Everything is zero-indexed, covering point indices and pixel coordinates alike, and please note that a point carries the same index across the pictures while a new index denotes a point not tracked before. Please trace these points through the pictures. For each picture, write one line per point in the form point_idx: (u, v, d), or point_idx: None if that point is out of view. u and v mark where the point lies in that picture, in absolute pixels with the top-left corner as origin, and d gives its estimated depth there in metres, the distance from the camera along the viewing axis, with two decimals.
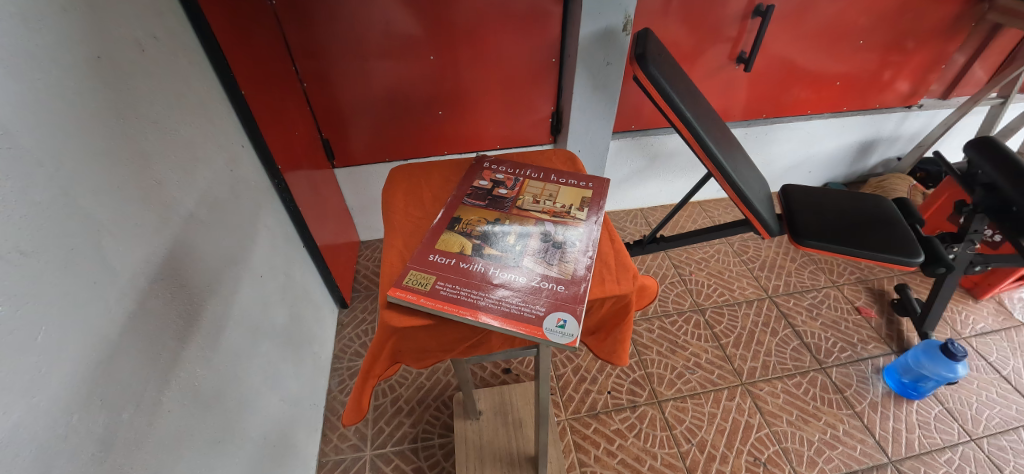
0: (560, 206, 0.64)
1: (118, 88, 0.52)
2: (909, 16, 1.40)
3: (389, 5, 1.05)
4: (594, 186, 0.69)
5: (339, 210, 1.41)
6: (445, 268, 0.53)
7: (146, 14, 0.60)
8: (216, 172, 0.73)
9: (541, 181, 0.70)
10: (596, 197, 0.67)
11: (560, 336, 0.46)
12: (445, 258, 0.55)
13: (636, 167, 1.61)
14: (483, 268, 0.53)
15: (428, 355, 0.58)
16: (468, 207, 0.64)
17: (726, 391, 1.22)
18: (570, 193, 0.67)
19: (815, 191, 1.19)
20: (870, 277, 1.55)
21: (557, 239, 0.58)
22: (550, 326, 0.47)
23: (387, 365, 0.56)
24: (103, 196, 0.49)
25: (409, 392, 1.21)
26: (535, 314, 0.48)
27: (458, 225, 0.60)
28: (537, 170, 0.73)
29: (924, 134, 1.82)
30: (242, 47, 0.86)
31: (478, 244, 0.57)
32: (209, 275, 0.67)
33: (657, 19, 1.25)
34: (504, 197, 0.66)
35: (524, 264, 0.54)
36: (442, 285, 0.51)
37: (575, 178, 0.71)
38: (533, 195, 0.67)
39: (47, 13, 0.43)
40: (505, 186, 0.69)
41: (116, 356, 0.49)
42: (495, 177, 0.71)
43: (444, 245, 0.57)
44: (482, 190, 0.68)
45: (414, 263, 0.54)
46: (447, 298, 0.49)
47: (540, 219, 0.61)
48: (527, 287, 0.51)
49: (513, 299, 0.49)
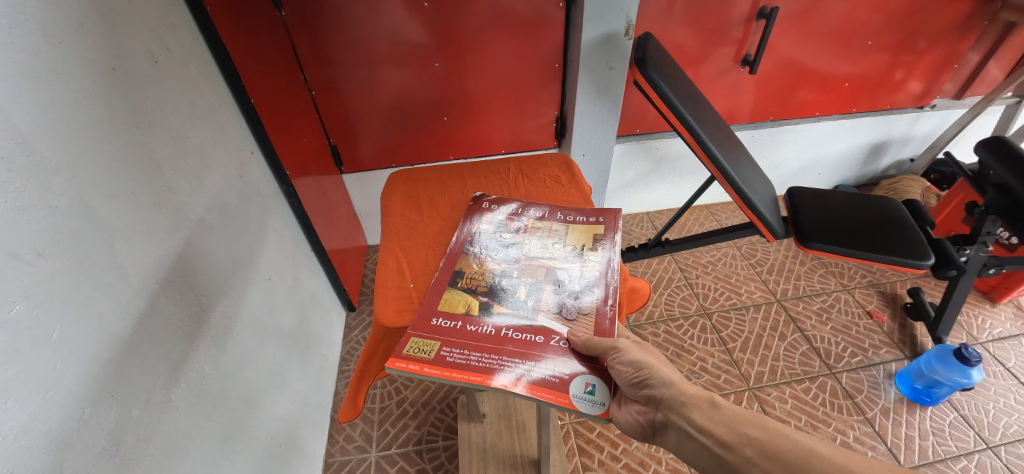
0: (571, 249, 0.62)
1: (132, 99, 0.55)
2: (919, 15, 1.38)
3: (395, 13, 1.08)
4: (605, 220, 0.67)
5: (348, 215, 1.44)
6: (450, 332, 0.49)
7: (160, 27, 0.62)
8: (226, 178, 0.75)
9: (546, 221, 0.67)
10: (608, 235, 0.64)
11: (591, 404, 0.43)
12: (449, 321, 0.51)
13: (640, 171, 1.60)
14: (493, 331, 0.50)
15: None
16: (470, 257, 0.61)
17: (733, 396, 1.20)
18: (580, 232, 0.65)
19: (821, 193, 1.17)
20: (882, 280, 1.52)
21: (571, 290, 0.55)
22: (579, 392, 0.43)
23: (381, 365, 0.59)
24: (116, 201, 0.51)
25: (414, 394, 1.22)
26: (561, 379, 0.44)
27: (461, 280, 0.57)
28: (540, 207, 0.71)
29: (937, 134, 1.79)
30: (253, 58, 0.89)
31: (485, 303, 0.54)
32: (218, 278, 0.69)
33: (661, 23, 1.25)
34: (509, 243, 0.63)
35: (537, 322, 0.51)
36: (448, 351, 0.47)
37: (581, 214, 0.69)
38: (540, 238, 0.64)
39: (65, 26, 0.46)
40: (508, 229, 0.66)
41: (127, 354, 0.51)
42: (496, 219, 0.68)
43: (448, 307, 0.53)
44: (485, 236, 0.65)
45: (415, 329, 0.50)
46: (456, 366, 0.45)
47: (551, 267, 0.59)
48: (545, 349, 0.48)
49: (531, 364, 0.46)
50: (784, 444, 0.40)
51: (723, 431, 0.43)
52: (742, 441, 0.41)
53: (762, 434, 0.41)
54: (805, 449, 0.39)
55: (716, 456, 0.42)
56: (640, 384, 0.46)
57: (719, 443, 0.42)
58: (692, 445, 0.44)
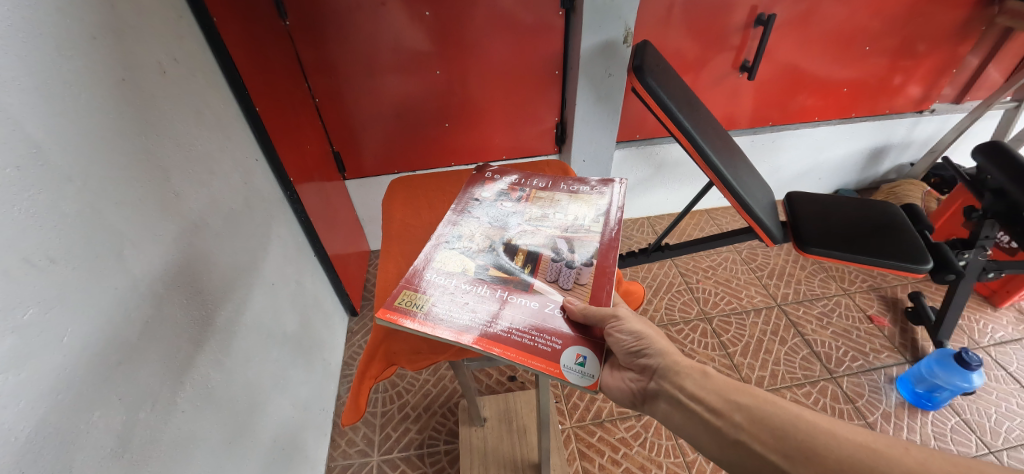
0: (571, 218, 0.64)
1: (141, 109, 0.56)
2: (916, 20, 1.39)
3: (397, 23, 1.10)
4: (607, 191, 0.69)
5: (350, 221, 1.45)
6: (442, 289, 0.53)
7: (168, 39, 0.64)
8: (231, 184, 0.77)
9: (548, 192, 0.70)
10: (609, 205, 0.66)
11: (580, 375, 0.45)
12: (443, 278, 0.54)
13: (641, 176, 1.61)
14: (486, 292, 0.52)
15: (424, 358, 0.59)
16: (469, 223, 0.64)
17: None
18: (582, 203, 0.67)
19: (820, 198, 1.18)
20: (882, 285, 1.52)
21: (570, 254, 0.57)
22: (569, 363, 0.46)
23: (383, 366, 0.59)
24: (126, 208, 0.52)
25: (415, 399, 1.22)
26: (552, 350, 0.46)
27: (458, 243, 0.60)
28: (543, 180, 0.74)
29: (937, 138, 1.79)
30: (258, 67, 0.91)
31: (480, 267, 0.56)
32: (223, 283, 0.71)
33: (660, 31, 1.27)
34: (509, 211, 0.66)
35: (535, 289, 0.53)
36: (439, 309, 0.50)
37: (583, 184, 0.71)
38: (542, 207, 0.67)
39: (78, 40, 0.47)
40: (510, 199, 0.69)
41: (135, 357, 0.52)
42: (498, 190, 0.72)
43: (443, 265, 0.56)
44: (485, 204, 0.69)
45: (409, 283, 0.54)
46: (444, 323, 0.49)
47: (550, 234, 0.61)
48: (536, 314, 0.50)
49: (523, 332, 0.48)
50: (771, 410, 0.42)
51: (713, 399, 0.45)
52: (732, 408, 0.44)
53: (750, 401, 0.44)
54: (792, 415, 0.41)
55: (706, 421, 0.44)
56: (638, 352, 0.49)
57: (709, 409, 0.45)
58: (685, 412, 0.46)
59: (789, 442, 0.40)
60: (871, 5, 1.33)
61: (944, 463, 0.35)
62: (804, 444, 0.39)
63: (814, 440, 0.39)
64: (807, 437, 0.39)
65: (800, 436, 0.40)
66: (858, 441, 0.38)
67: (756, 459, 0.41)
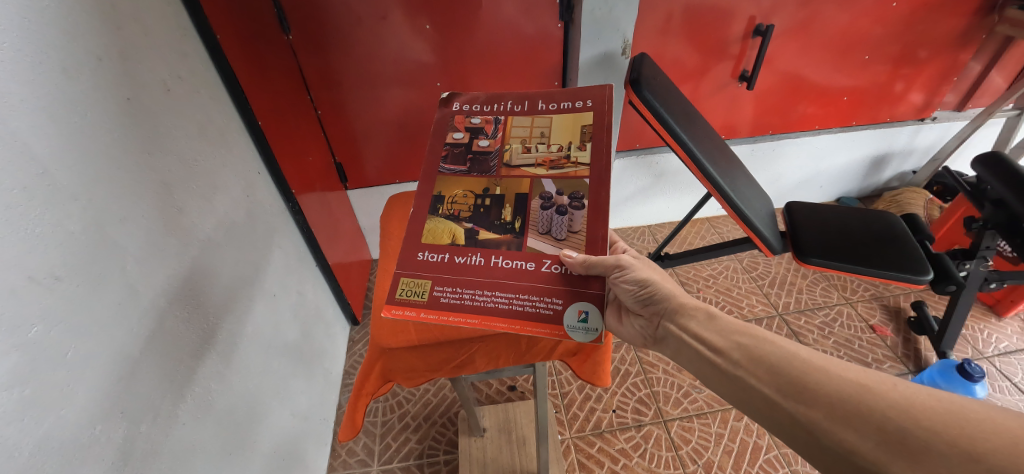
0: (556, 150, 0.60)
1: (146, 127, 0.58)
2: (917, 28, 1.39)
3: (399, 36, 1.11)
4: (592, 104, 0.62)
5: (352, 230, 1.46)
6: (438, 267, 0.55)
7: (173, 57, 0.66)
8: (233, 197, 0.78)
9: (526, 117, 0.63)
10: (595, 124, 0.60)
11: (585, 331, 0.50)
12: (436, 254, 0.56)
13: (641, 184, 1.62)
14: (480, 260, 0.55)
15: (416, 375, 0.65)
16: (449, 178, 0.61)
17: (734, 411, 1.20)
18: (565, 126, 0.61)
19: (820, 208, 1.18)
20: (885, 294, 1.51)
21: (559, 201, 0.56)
22: (574, 322, 0.51)
23: (378, 383, 0.64)
24: (129, 224, 0.53)
25: (415, 408, 1.23)
26: (556, 312, 0.51)
27: (442, 206, 0.59)
28: (518, 99, 0.65)
29: (940, 146, 1.78)
30: (261, 81, 0.92)
31: (471, 230, 0.57)
32: (224, 296, 0.72)
33: (659, 41, 1.27)
34: (488, 152, 0.62)
35: (528, 247, 0.55)
36: (440, 291, 0.53)
37: (564, 99, 0.63)
38: (522, 140, 0.62)
39: (84, 63, 0.49)
40: (486, 134, 0.63)
41: (137, 372, 0.53)
42: (471, 123, 0.64)
43: (433, 238, 0.57)
44: (460, 146, 0.63)
45: (404, 269, 0.55)
46: (449, 305, 0.52)
47: (537, 178, 0.60)
48: (533, 275, 0.53)
49: (522, 300, 0.52)
50: (769, 349, 0.45)
51: (716, 338, 0.49)
52: (732, 347, 0.48)
53: (750, 341, 0.47)
54: (788, 353, 0.44)
55: (708, 358, 0.49)
56: (645, 296, 0.57)
57: (711, 348, 0.49)
58: (690, 352, 0.51)
59: (782, 376, 0.43)
60: (870, 14, 1.33)
61: (930, 397, 0.36)
62: (795, 379, 0.42)
63: (807, 375, 0.41)
64: (801, 372, 0.42)
65: (793, 370, 0.42)
66: (847, 375, 0.40)
67: (750, 394, 0.44)
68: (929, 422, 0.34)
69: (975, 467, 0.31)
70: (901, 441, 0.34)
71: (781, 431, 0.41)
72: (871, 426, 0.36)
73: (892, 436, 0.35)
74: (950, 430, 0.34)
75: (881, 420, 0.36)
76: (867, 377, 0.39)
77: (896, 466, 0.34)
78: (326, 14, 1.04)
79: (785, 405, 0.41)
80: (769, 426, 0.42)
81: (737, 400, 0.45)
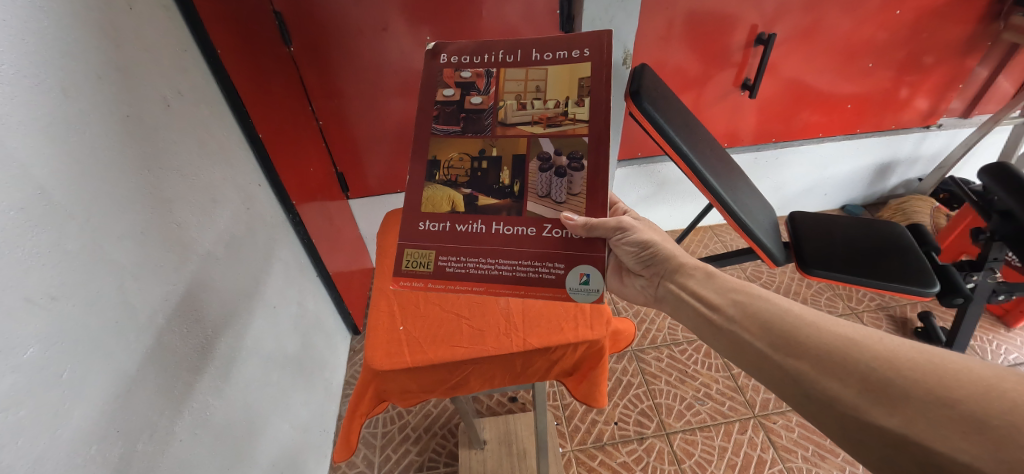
0: (552, 107, 0.56)
1: (146, 143, 0.58)
2: (922, 34, 1.37)
3: (400, 48, 1.12)
4: (591, 53, 0.56)
5: (354, 239, 1.47)
6: (440, 237, 0.58)
7: (173, 72, 0.66)
8: (234, 210, 0.78)
9: (520, 68, 0.58)
10: (594, 78, 0.55)
11: (586, 292, 0.56)
12: (438, 223, 0.58)
13: (643, 192, 1.61)
14: (480, 227, 0.57)
15: (410, 395, 0.71)
16: (444, 141, 0.59)
17: (737, 424, 1.19)
18: (562, 79, 0.56)
19: (823, 218, 1.17)
20: (891, 304, 1.49)
21: (558, 163, 0.55)
22: (574, 284, 0.56)
23: (374, 403, 0.69)
24: (128, 241, 0.53)
25: (416, 419, 1.22)
26: (556, 276, 0.56)
27: (438, 172, 0.58)
28: (510, 47, 0.58)
29: (946, 154, 1.76)
30: (261, 94, 0.93)
31: (470, 196, 0.58)
32: (224, 310, 0.72)
33: (661, 50, 1.27)
34: (482, 110, 0.58)
35: (529, 211, 0.57)
36: (445, 261, 0.58)
37: (560, 47, 0.57)
38: (517, 96, 0.58)
39: (84, 83, 0.49)
40: (478, 90, 0.58)
41: (133, 389, 0.53)
42: (461, 78, 0.59)
43: (433, 206, 0.58)
44: (451, 104, 0.59)
45: (408, 241, 0.58)
46: (455, 275, 0.57)
47: (534, 137, 0.58)
48: (533, 241, 0.57)
49: (524, 267, 0.56)
50: (766, 306, 0.54)
51: (713, 296, 0.59)
52: (727, 303, 0.57)
53: (748, 299, 0.56)
54: (782, 310, 0.52)
55: (704, 312, 0.59)
56: (649, 258, 0.67)
57: (708, 304, 0.59)
58: (689, 306, 0.62)
59: (774, 331, 0.51)
60: (875, 20, 1.32)
61: (912, 352, 0.42)
62: (788, 331, 0.50)
63: (797, 331, 0.49)
64: (792, 328, 0.50)
65: (786, 327, 0.50)
66: (836, 333, 0.47)
67: (747, 343, 0.53)
68: (910, 372, 0.41)
69: (947, 411, 0.37)
70: (881, 387, 0.41)
71: (773, 378, 0.49)
72: (855, 377, 0.43)
73: (874, 384, 0.42)
74: (928, 380, 0.40)
75: (865, 371, 0.43)
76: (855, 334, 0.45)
77: (876, 410, 0.41)
78: (328, 26, 1.05)
79: (777, 354, 0.49)
80: (762, 374, 0.50)
81: (731, 350, 0.54)
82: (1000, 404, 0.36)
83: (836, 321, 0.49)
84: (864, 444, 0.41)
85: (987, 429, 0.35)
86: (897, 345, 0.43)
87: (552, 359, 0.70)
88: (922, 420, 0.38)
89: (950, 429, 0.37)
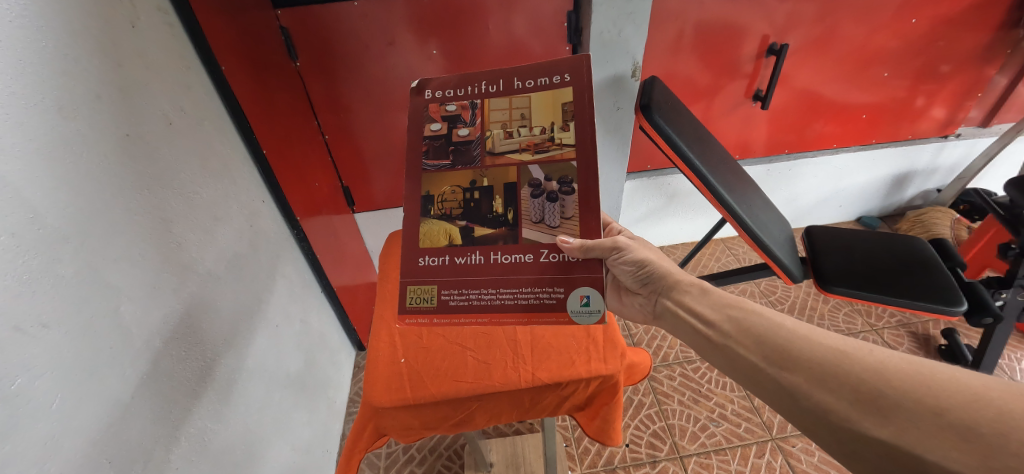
0: (539, 133, 0.54)
1: (146, 162, 0.57)
2: (938, 42, 1.34)
3: (407, 62, 1.11)
4: (572, 78, 0.54)
5: (360, 253, 1.45)
6: (439, 271, 0.56)
7: (176, 89, 0.65)
8: (236, 228, 0.77)
9: (504, 97, 0.56)
10: (577, 102, 0.53)
11: (588, 314, 0.53)
12: (437, 258, 0.56)
13: (653, 206, 1.59)
14: (480, 258, 0.56)
15: (413, 432, 0.68)
16: (434, 176, 0.57)
17: (754, 447, 1.14)
18: (545, 104, 0.54)
19: (839, 233, 1.15)
20: (912, 320, 1.44)
21: (548, 187, 0.54)
22: (577, 305, 0.53)
23: (374, 438, 0.66)
24: (125, 263, 0.52)
25: (421, 439, 1.19)
26: (558, 301, 0.54)
27: (433, 206, 0.56)
28: (492, 77, 0.56)
29: (965, 164, 1.72)
30: (267, 110, 0.93)
31: (466, 228, 0.56)
32: (225, 331, 0.70)
33: (670, 62, 1.25)
34: (469, 142, 0.57)
35: (524, 238, 0.55)
36: (447, 295, 0.56)
37: (540, 73, 0.55)
38: (503, 125, 0.56)
39: (83, 103, 0.48)
40: (464, 122, 0.57)
41: (129, 416, 0.51)
42: (447, 111, 0.57)
43: (431, 242, 0.56)
44: (439, 138, 0.57)
45: (409, 277, 0.56)
46: (459, 308, 0.55)
47: (524, 164, 0.56)
48: (534, 268, 0.55)
49: (526, 294, 0.55)
50: (758, 321, 0.52)
51: (709, 313, 0.57)
52: (723, 319, 0.55)
53: (741, 314, 0.54)
54: (776, 324, 0.51)
55: (700, 329, 0.56)
56: (644, 275, 0.64)
57: (704, 321, 0.57)
58: (684, 323, 0.59)
59: (767, 344, 0.49)
60: (889, 29, 1.29)
61: (901, 362, 0.41)
62: (781, 346, 0.48)
63: (790, 344, 0.48)
64: (785, 341, 0.48)
65: (778, 340, 0.49)
66: (826, 345, 0.46)
67: (741, 358, 0.51)
68: (900, 383, 0.40)
69: (937, 421, 0.37)
70: (873, 399, 0.40)
71: (768, 393, 0.47)
72: (847, 389, 0.42)
73: (865, 395, 0.41)
74: (917, 390, 0.39)
75: (857, 382, 0.42)
76: (845, 346, 0.44)
77: (868, 422, 0.40)
78: (335, 40, 1.05)
79: (770, 370, 0.47)
80: (756, 389, 0.49)
81: (727, 366, 0.52)
82: (986, 412, 0.36)
83: (825, 332, 0.48)
84: (861, 457, 0.40)
85: (976, 437, 0.35)
86: (887, 356, 0.43)
87: (562, 395, 0.67)
88: (912, 430, 0.37)
89: (939, 438, 0.36)
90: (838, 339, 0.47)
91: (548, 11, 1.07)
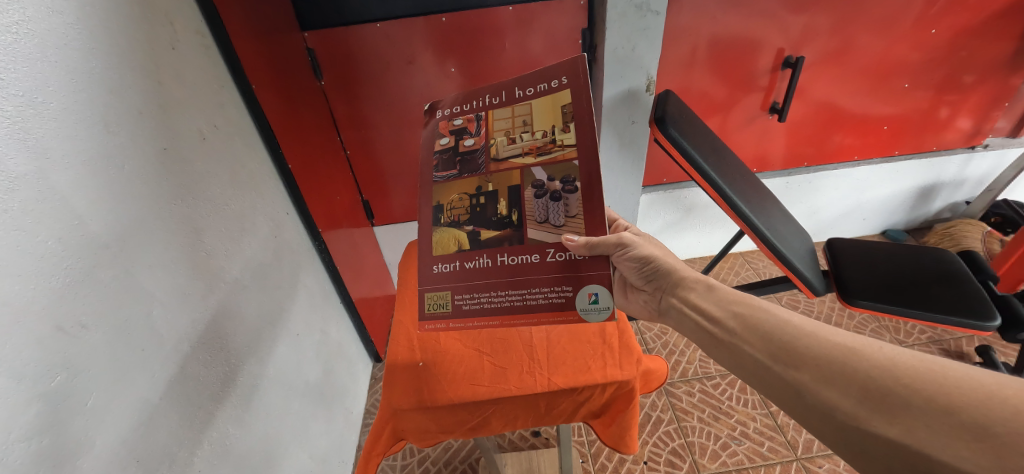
0: (540, 137, 0.56)
1: (180, 175, 0.60)
2: (962, 53, 1.32)
3: (426, 81, 1.15)
4: (569, 80, 0.55)
5: (378, 265, 1.48)
6: (451, 277, 0.57)
7: (210, 106, 0.69)
8: (261, 239, 0.80)
9: (507, 106, 0.58)
10: (575, 103, 0.53)
11: (597, 311, 0.52)
12: (448, 264, 0.57)
13: (669, 219, 1.58)
14: (489, 261, 0.56)
15: (430, 435, 0.68)
16: (442, 186, 0.59)
17: (778, 467, 1.10)
18: (546, 108, 0.55)
19: (860, 243, 1.12)
20: (945, 337, 1.38)
21: (552, 187, 0.54)
22: (586, 303, 0.53)
23: (391, 442, 0.66)
24: (159, 270, 0.55)
25: (436, 452, 1.18)
26: (567, 299, 0.54)
27: (443, 214, 0.59)
28: (494, 90, 0.59)
29: (995, 176, 1.67)
30: (293, 126, 0.96)
31: (472, 233, 0.57)
32: (248, 338, 0.72)
33: (685, 76, 1.26)
34: (474, 151, 0.59)
35: (530, 238, 0.56)
36: (460, 300, 0.57)
37: (539, 80, 0.57)
38: (506, 132, 0.58)
39: (126, 120, 0.51)
40: (470, 133, 0.59)
41: (155, 419, 0.52)
42: (454, 126, 0.60)
43: (442, 248, 0.58)
44: (448, 150, 0.60)
45: (425, 285, 0.58)
46: (471, 312, 0.56)
47: (526, 167, 0.57)
48: (542, 266, 0.55)
49: (536, 293, 0.55)
50: (764, 317, 0.51)
51: (714, 309, 0.56)
52: (728, 316, 0.54)
53: (748, 310, 0.53)
54: (781, 321, 0.50)
55: (705, 327, 0.56)
56: (649, 272, 0.64)
57: (708, 318, 0.56)
58: (689, 320, 0.58)
59: (773, 341, 0.48)
60: (909, 40, 1.28)
61: (913, 359, 0.40)
62: (787, 342, 0.47)
63: (797, 340, 0.47)
64: (792, 338, 0.47)
65: (785, 336, 0.48)
66: (835, 342, 0.44)
67: (746, 354, 0.50)
68: (911, 381, 0.38)
69: (948, 419, 0.35)
70: (883, 397, 0.39)
71: (774, 391, 0.46)
72: (855, 387, 0.41)
73: (874, 393, 0.39)
74: (928, 387, 0.37)
75: (866, 381, 0.40)
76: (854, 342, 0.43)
77: (876, 420, 0.38)
78: (358, 60, 1.09)
79: (776, 367, 0.47)
80: (761, 386, 0.48)
81: (731, 363, 0.51)
82: (1002, 411, 0.34)
83: (835, 329, 0.47)
84: (869, 456, 0.38)
85: (989, 436, 0.33)
86: (898, 354, 0.41)
87: (579, 400, 0.66)
88: (921, 428, 0.36)
89: (950, 436, 0.35)
90: (848, 335, 0.45)
91: (563, 28, 1.09)
